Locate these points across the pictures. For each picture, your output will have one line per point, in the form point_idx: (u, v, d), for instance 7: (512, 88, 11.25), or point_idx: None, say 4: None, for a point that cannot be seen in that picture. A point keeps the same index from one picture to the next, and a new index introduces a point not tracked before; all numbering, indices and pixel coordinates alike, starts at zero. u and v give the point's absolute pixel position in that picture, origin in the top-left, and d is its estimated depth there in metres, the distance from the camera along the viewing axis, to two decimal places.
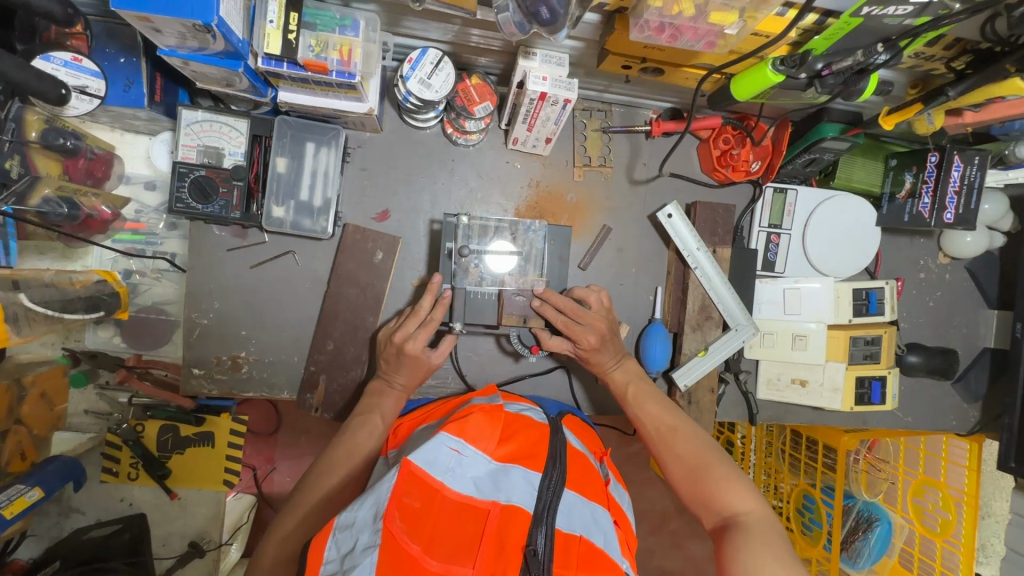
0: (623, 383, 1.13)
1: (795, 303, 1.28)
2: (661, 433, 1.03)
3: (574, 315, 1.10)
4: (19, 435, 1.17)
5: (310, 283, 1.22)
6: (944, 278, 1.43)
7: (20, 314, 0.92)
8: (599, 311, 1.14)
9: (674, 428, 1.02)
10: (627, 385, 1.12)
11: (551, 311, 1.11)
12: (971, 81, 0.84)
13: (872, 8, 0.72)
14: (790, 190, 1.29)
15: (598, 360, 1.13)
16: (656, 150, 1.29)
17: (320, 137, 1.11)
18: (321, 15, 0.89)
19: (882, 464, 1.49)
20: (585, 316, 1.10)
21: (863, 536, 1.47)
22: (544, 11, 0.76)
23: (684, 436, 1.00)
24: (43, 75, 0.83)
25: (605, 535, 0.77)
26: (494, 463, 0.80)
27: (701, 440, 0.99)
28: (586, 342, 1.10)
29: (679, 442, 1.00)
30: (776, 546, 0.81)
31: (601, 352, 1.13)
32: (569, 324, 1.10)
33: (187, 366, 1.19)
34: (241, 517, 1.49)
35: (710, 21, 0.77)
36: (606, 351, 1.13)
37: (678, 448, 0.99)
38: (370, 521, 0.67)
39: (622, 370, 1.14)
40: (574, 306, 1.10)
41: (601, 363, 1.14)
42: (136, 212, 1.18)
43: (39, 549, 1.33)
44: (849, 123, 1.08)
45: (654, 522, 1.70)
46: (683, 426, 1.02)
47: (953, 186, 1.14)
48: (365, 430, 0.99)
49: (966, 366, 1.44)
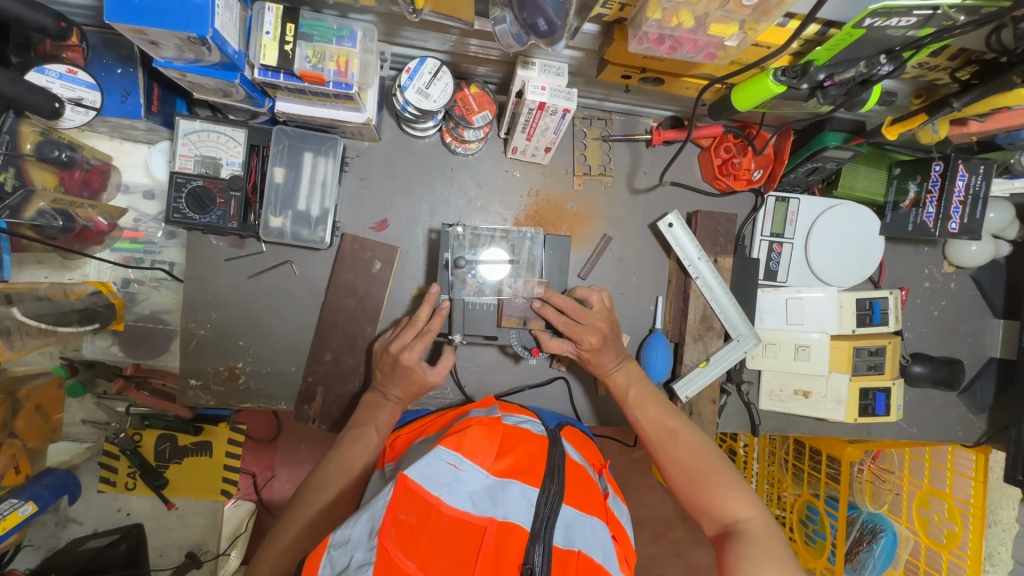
0: (624, 385, 1.10)
1: (798, 313, 1.26)
2: (661, 439, 1.01)
3: (574, 316, 1.09)
4: (14, 449, 1.15)
5: (308, 294, 1.21)
6: (949, 287, 1.41)
7: (13, 328, 0.94)
8: (601, 312, 1.12)
9: (674, 433, 1.00)
10: (627, 387, 1.09)
11: (551, 311, 1.09)
12: (976, 92, 0.83)
13: (874, 20, 0.71)
14: (792, 199, 1.27)
15: (599, 361, 1.11)
16: (656, 159, 1.29)
17: (318, 146, 1.10)
18: (318, 26, 0.88)
19: (886, 473, 1.45)
20: (586, 317, 1.09)
21: (868, 548, 1.41)
22: (542, 23, 0.75)
23: (684, 441, 0.99)
24: (36, 89, 0.82)
25: (604, 550, 0.75)
26: (491, 478, 0.79)
27: (702, 446, 0.97)
28: (588, 342, 1.08)
29: (679, 448, 0.98)
30: (778, 555, 0.80)
31: (602, 353, 1.10)
32: (570, 325, 1.08)
33: (184, 377, 1.18)
34: (240, 525, 1.48)
35: (710, 33, 0.76)
36: (606, 352, 1.10)
37: (678, 453, 0.98)
38: (365, 538, 0.65)
39: (623, 372, 1.11)
40: (576, 306, 1.09)
41: (602, 364, 1.11)
42: (134, 221, 1.17)
43: (37, 559, 1.32)
44: (852, 132, 1.06)
45: (656, 530, 1.69)
46: (683, 430, 1.01)
47: (958, 196, 1.13)
48: (359, 445, 0.97)
49: (972, 376, 1.43)
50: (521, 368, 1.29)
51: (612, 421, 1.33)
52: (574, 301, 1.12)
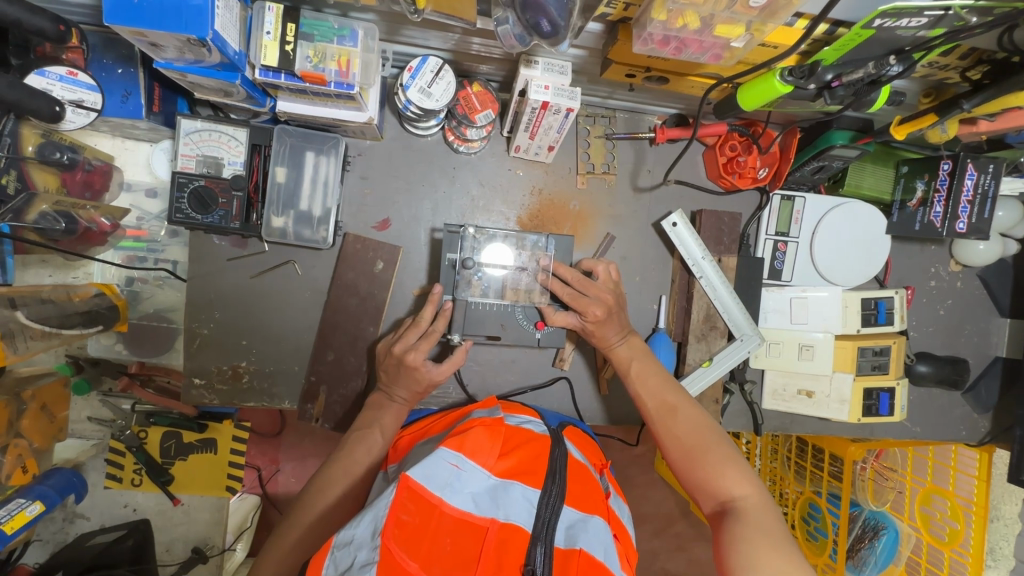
0: (627, 359, 1.08)
1: (802, 313, 1.26)
2: (660, 414, 1.00)
3: (580, 287, 1.09)
4: (20, 449, 1.13)
5: (310, 294, 1.21)
6: (955, 286, 1.40)
7: (16, 331, 0.96)
8: (606, 284, 1.13)
9: (674, 408, 1.00)
10: (630, 361, 1.08)
11: (557, 283, 1.10)
12: (987, 92, 0.81)
13: (884, 21, 0.69)
14: (798, 197, 1.25)
15: (602, 334, 1.09)
16: (661, 157, 1.28)
17: (320, 146, 1.10)
18: (318, 25, 0.87)
19: (890, 472, 1.42)
20: (591, 288, 1.08)
21: (869, 545, 1.38)
22: (544, 23, 0.74)
23: (684, 416, 0.98)
24: (35, 93, 0.83)
25: (606, 549, 0.74)
26: (493, 479, 0.79)
27: (702, 422, 0.96)
28: (593, 314, 1.06)
29: (678, 423, 0.97)
30: (773, 535, 0.80)
31: (606, 326, 1.08)
32: (576, 296, 1.07)
33: (188, 377, 1.19)
34: (246, 519, 1.49)
35: (716, 34, 0.75)
36: (610, 325, 1.08)
37: (677, 429, 0.97)
38: (369, 539, 0.66)
39: (626, 346, 1.10)
40: (581, 278, 1.09)
41: (605, 338, 1.09)
42: (137, 220, 1.17)
43: (45, 553, 1.37)
44: (860, 131, 1.05)
45: (658, 524, 1.69)
46: (684, 407, 0.99)
47: (966, 196, 1.11)
48: (363, 446, 0.97)
49: (977, 376, 1.44)
50: (523, 368, 1.29)
51: (614, 418, 1.33)
52: (580, 273, 1.12)
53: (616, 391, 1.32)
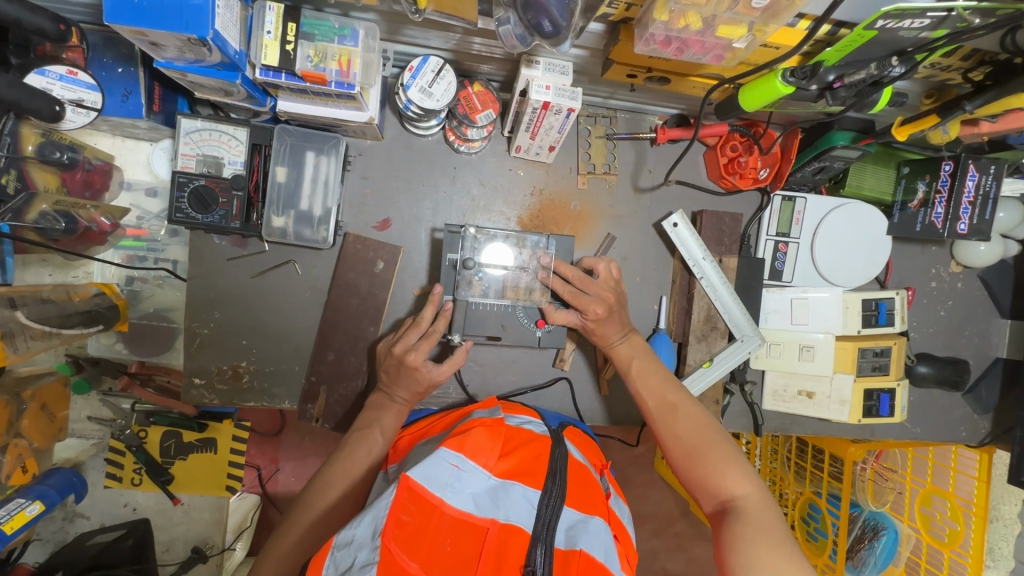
0: (627, 358, 1.08)
1: (803, 314, 1.26)
2: (661, 412, 1.00)
3: (580, 286, 1.09)
4: (20, 449, 1.13)
5: (310, 294, 1.21)
6: (956, 287, 1.40)
7: (16, 330, 0.96)
8: (607, 283, 1.13)
9: (675, 407, 1.00)
10: (631, 360, 1.08)
11: (557, 281, 1.10)
12: (990, 94, 0.81)
13: (887, 21, 0.69)
14: (799, 198, 1.25)
15: (603, 333, 1.09)
16: (662, 157, 1.28)
17: (321, 145, 1.09)
18: (319, 25, 0.87)
19: (889, 472, 1.43)
20: (592, 287, 1.08)
21: (869, 545, 1.38)
22: (546, 23, 0.74)
23: (684, 416, 0.98)
24: (35, 93, 0.82)
25: (606, 550, 0.74)
26: (494, 479, 0.78)
27: (702, 421, 0.96)
28: (594, 312, 1.06)
29: (678, 422, 0.97)
30: (773, 535, 0.80)
31: (607, 324, 1.08)
32: (576, 295, 1.08)
33: (188, 376, 1.19)
34: (246, 518, 1.49)
35: (718, 35, 0.75)
36: (611, 324, 1.08)
37: (678, 428, 0.97)
38: (369, 539, 0.65)
39: (627, 345, 1.10)
40: (581, 276, 1.09)
41: (606, 336, 1.09)
42: (137, 220, 1.17)
43: (44, 553, 1.37)
44: (861, 131, 1.05)
45: (658, 524, 1.69)
46: (684, 406, 0.99)
47: (968, 196, 1.11)
48: (363, 447, 0.97)
49: (977, 377, 1.44)
50: (523, 368, 1.29)
51: (614, 418, 1.33)
52: (581, 272, 1.12)
53: (616, 391, 1.32)
